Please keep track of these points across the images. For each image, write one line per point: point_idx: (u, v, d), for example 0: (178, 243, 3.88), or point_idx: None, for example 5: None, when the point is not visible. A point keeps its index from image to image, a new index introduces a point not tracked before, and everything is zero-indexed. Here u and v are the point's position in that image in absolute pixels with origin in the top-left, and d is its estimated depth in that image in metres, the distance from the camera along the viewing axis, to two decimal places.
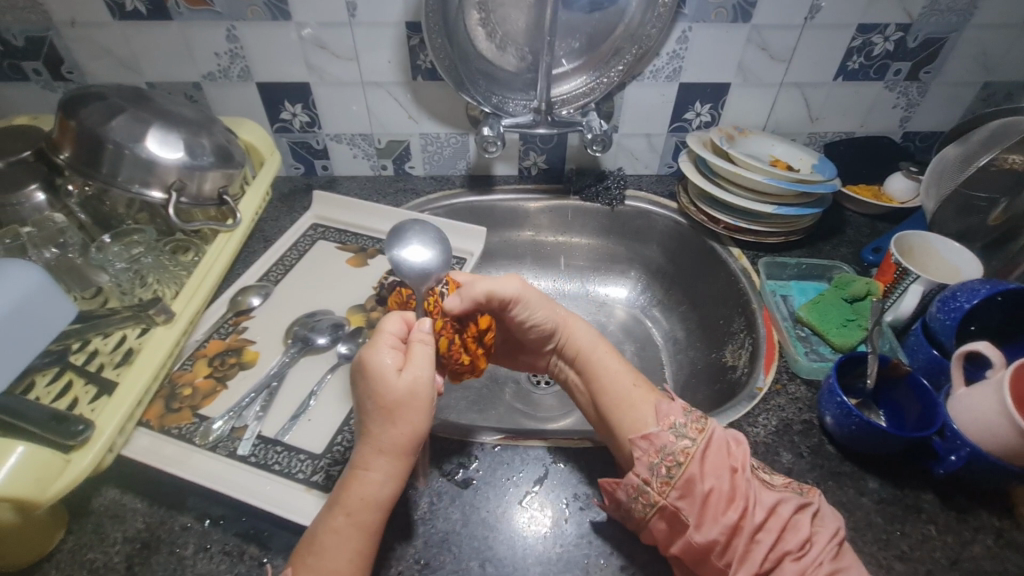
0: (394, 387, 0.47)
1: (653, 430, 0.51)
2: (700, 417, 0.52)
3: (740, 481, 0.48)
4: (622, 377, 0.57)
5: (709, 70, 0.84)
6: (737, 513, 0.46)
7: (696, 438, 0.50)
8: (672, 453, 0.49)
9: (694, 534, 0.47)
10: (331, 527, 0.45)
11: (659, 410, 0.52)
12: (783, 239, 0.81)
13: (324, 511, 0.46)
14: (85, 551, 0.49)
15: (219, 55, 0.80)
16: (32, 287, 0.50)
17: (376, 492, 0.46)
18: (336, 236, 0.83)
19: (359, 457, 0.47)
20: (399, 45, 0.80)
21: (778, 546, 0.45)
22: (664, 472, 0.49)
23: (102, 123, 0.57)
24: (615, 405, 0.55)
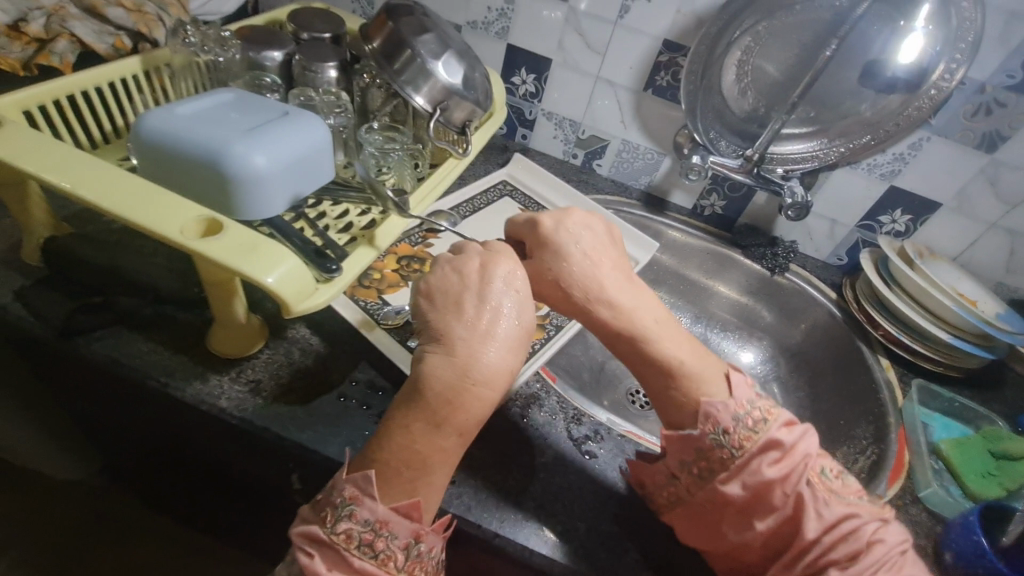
0: (508, 326, 0.47)
1: (693, 430, 0.50)
2: (756, 421, 0.49)
3: (794, 496, 0.46)
4: (667, 367, 0.51)
5: (927, 183, 0.84)
6: (783, 526, 0.47)
7: (739, 447, 0.48)
8: (708, 457, 0.49)
9: (731, 533, 0.48)
10: (429, 442, 0.44)
11: (708, 409, 0.49)
12: (940, 368, 0.79)
13: (405, 423, 0.45)
14: (275, 366, 0.57)
15: (490, 10, 0.89)
16: (321, 144, 0.58)
17: (480, 412, 0.45)
18: (520, 199, 0.90)
19: (450, 378, 0.45)
20: (647, 56, 0.85)
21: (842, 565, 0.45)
22: (697, 471, 0.50)
23: (414, 33, 0.66)
24: (670, 403, 0.52)
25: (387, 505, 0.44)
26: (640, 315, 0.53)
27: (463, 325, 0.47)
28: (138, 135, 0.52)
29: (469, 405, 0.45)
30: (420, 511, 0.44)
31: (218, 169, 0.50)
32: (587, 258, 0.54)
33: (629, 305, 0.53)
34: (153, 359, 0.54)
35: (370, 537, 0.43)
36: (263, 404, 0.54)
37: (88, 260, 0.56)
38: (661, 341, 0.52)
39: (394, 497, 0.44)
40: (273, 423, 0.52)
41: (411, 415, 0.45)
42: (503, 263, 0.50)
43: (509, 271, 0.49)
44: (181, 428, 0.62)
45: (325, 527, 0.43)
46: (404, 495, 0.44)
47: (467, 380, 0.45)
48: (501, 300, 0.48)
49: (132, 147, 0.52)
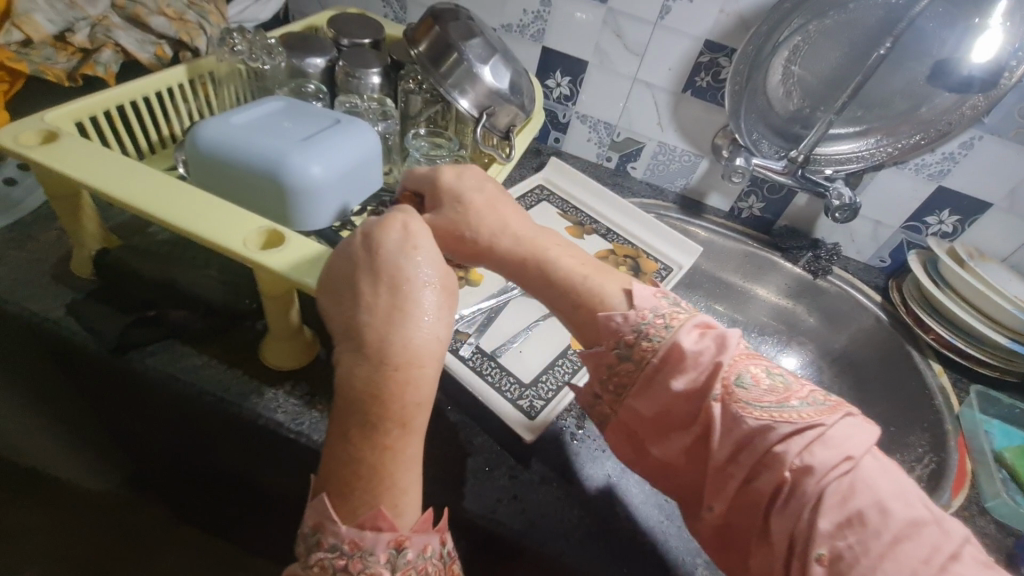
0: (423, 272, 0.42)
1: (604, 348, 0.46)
2: (665, 330, 0.44)
3: (716, 429, 0.41)
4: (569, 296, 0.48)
5: (978, 184, 0.82)
6: (734, 472, 0.40)
7: (646, 353, 0.44)
8: (625, 362, 0.45)
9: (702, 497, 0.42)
10: (370, 449, 0.37)
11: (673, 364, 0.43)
12: (995, 373, 0.76)
13: (336, 431, 0.39)
14: (331, 377, 0.55)
15: (526, 13, 0.88)
16: (371, 150, 0.57)
17: (423, 391, 0.39)
18: (559, 204, 0.89)
19: (364, 354, 0.39)
20: (688, 57, 0.84)
21: (792, 496, 0.37)
22: (611, 387, 0.46)
23: (461, 37, 0.65)
24: (580, 332, 0.48)
25: (353, 522, 0.37)
26: (544, 243, 0.51)
27: (371, 295, 0.41)
28: (194, 146, 0.51)
29: (404, 390, 0.39)
30: (390, 513, 0.37)
31: (277, 180, 0.50)
32: (490, 207, 0.52)
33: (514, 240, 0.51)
34: (208, 372, 0.53)
35: (344, 562, 0.36)
36: (321, 417, 0.53)
37: (142, 273, 0.56)
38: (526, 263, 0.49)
39: (354, 512, 0.37)
40: None
41: (336, 421, 0.39)
42: (397, 226, 0.44)
43: (399, 229, 0.44)
44: (224, 448, 0.60)
45: (302, 564, 0.38)
46: (363, 504, 0.37)
47: (386, 364, 0.38)
48: (394, 260, 0.42)
49: (186, 156, 0.52)
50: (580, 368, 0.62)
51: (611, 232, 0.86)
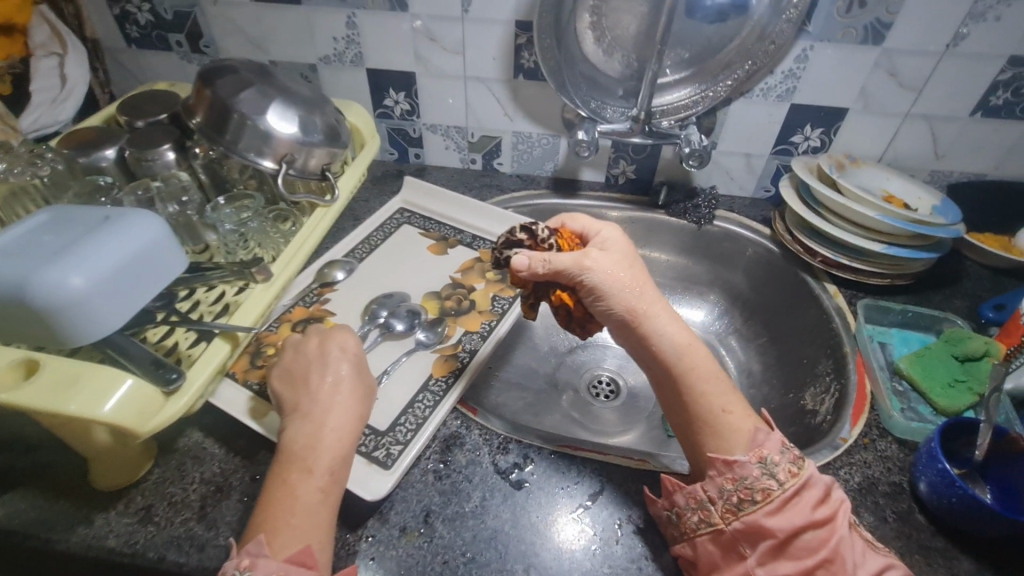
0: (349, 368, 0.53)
1: (740, 457, 0.48)
2: (797, 459, 0.48)
3: (831, 533, 0.45)
4: (709, 396, 0.51)
5: (827, 93, 0.79)
6: (819, 562, 0.44)
7: (787, 480, 0.47)
8: (751, 487, 0.47)
9: (755, 567, 0.46)
10: (307, 490, 0.46)
11: (755, 437, 0.49)
12: (887, 282, 0.75)
13: (280, 473, 0.47)
14: (166, 485, 0.53)
15: (337, 40, 0.85)
16: (156, 238, 0.54)
17: (334, 445, 0.48)
18: (421, 223, 0.86)
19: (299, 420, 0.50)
20: (506, 43, 0.81)
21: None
22: (734, 501, 0.47)
23: (232, 94, 0.63)
24: (711, 428, 0.50)
25: (281, 560, 0.43)
26: (646, 306, 0.55)
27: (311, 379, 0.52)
28: None
29: (336, 444, 0.49)
30: (315, 558, 0.44)
31: (29, 304, 0.47)
32: (636, 282, 0.55)
33: (668, 329, 0.54)
34: (30, 515, 0.51)
35: None
36: (157, 530, 0.50)
37: None
38: (709, 377, 0.52)
39: (285, 548, 0.43)
40: (170, 549, 0.49)
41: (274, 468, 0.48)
42: (339, 337, 0.55)
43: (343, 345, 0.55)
44: None
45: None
46: (295, 543, 0.44)
47: (321, 427, 0.49)
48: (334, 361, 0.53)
49: None
50: (441, 400, 0.60)
51: (478, 238, 0.83)
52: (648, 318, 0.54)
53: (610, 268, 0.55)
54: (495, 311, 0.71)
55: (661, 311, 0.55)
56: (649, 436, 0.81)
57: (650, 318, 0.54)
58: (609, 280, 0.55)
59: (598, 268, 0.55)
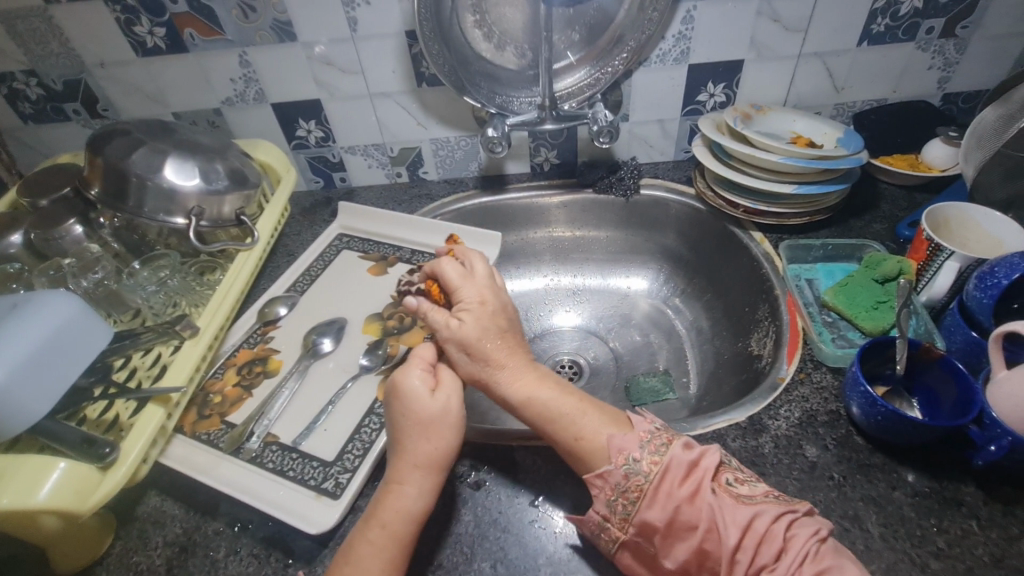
0: (428, 408, 0.51)
1: (607, 467, 0.48)
2: (658, 446, 0.48)
3: (700, 505, 0.45)
4: (569, 425, 0.50)
5: (720, 48, 0.81)
6: (701, 537, 0.44)
7: (651, 471, 0.47)
8: (626, 490, 0.47)
9: (664, 560, 0.46)
10: (363, 541, 0.47)
11: (612, 444, 0.49)
12: (807, 219, 0.77)
13: (356, 534, 0.48)
14: (130, 555, 0.53)
15: (234, 81, 0.84)
16: (72, 315, 0.54)
17: (411, 505, 0.48)
18: (359, 245, 0.86)
19: (395, 473, 0.50)
20: (401, 54, 0.81)
21: (750, 562, 0.43)
22: (621, 509, 0.47)
23: (124, 158, 0.62)
24: (572, 454, 0.50)
25: None
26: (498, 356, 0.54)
27: (411, 430, 0.50)
28: None
29: (387, 498, 0.49)
30: None
31: None
32: (485, 333, 0.54)
33: (512, 370, 0.54)
34: None
35: None
36: None
37: None
38: (564, 411, 0.51)
39: None
40: None
41: (358, 524, 0.49)
42: (412, 369, 0.53)
43: (418, 373, 0.52)
44: None
45: None
46: None
47: (392, 479, 0.50)
48: (402, 399, 0.52)
49: None
50: (388, 420, 0.61)
51: (416, 252, 0.83)
52: (494, 368, 0.54)
53: (466, 319, 0.55)
54: None
55: (510, 352, 0.54)
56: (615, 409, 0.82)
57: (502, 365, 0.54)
58: (468, 334, 0.54)
59: (467, 321, 0.55)
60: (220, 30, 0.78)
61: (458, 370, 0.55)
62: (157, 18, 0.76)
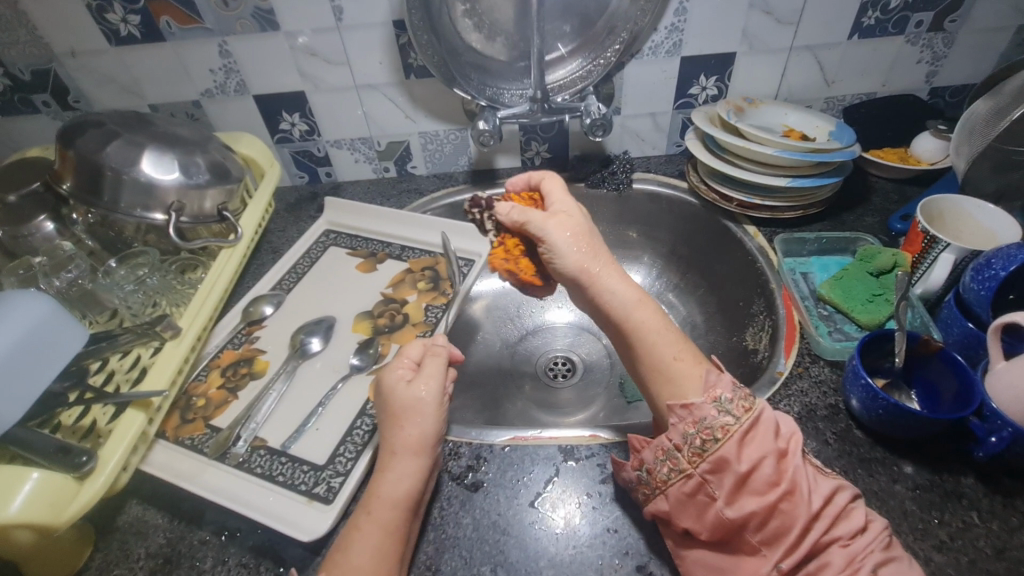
0: (402, 396, 0.50)
1: (697, 399, 0.49)
2: (749, 395, 0.48)
3: (788, 464, 0.45)
4: (667, 340, 0.53)
5: (713, 40, 0.80)
6: (780, 494, 0.44)
7: (741, 416, 0.47)
8: (711, 427, 0.47)
9: (725, 508, 0.45)
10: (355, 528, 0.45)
11: (707, 380, 0.50)
12: (800, 213, 0.77)
13: (355, 518, 0.46)
14: (111, 568, 0.51)
15: (214, 71, 0.81)
16: (44, 318, 0.51)
17: (393, 491, 0.47)
18: (347, 242, 0.83)
19: (381, 462, 0.49)
20: (389, 45, 0.79)
21: (827, 530, 0.44)
22: (698, 444, 0.47)
23: (98, 150, 0.59)
24: (664, 375, 0.52)
25: None
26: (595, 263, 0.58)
27: (387, 421, 0.51)
28: None
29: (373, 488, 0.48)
30: None
31: None
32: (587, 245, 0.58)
33: (616, 282, 0.57)
34: None
35: None
36: None
37: None
38: (657, 332, 0.54)
39: None
40: None
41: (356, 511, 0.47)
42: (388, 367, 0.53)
43: (396, 367, 0.53)
44: None
45: None
46: None
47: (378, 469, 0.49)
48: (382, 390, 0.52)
49: None
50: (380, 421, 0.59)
51: (406, 248, 0.81)
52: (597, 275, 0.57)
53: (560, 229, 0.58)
54: (429, 321, 0.70)
55: (612, 270, 0.58)
56: (610, 406, 0.81)
57: (614, 273, 0.58)
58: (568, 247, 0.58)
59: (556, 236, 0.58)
60: (198, 18, 0.75)
61: (443, 361, 0.54)
62: (131, 5, 0.73)
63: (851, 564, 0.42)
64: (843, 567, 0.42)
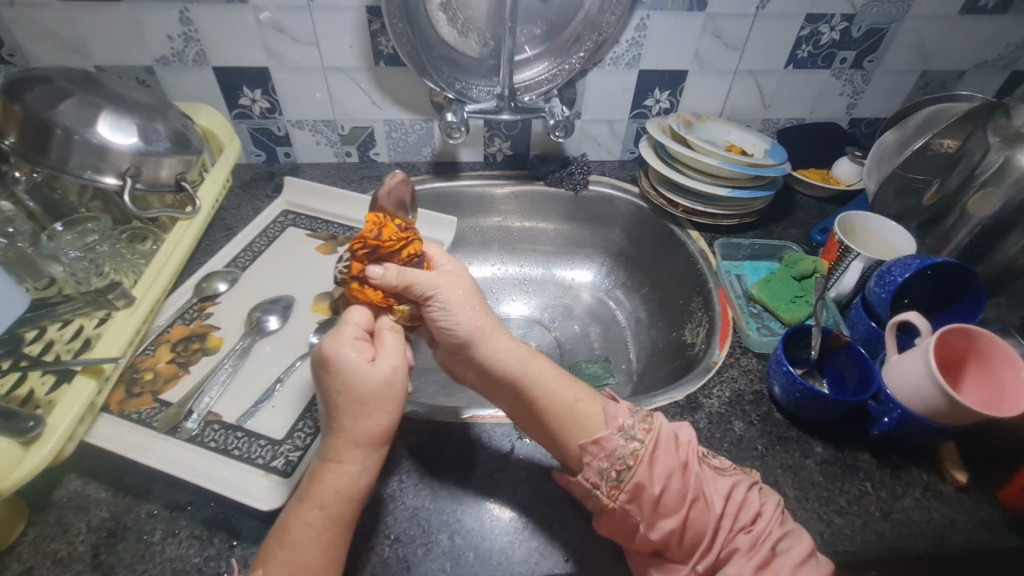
0: (371, 381, 0.47)
1: (603, 434, 0.49)
2: (646, 416, 0.51)
3: (691, 474, 0.49)
4: (561, 389, 0.52)
5: (667, 57, 0.86)
6: (690, 505, 0.47)
7: (645, 439, 0.49)
8: (622, 457, 0.48)
9: (647, 531, 0.47)
10: (297, 526, 0.45)
11: (607, 414, 0.51)
12: (737, 221, 0.85)
13: (292, 512, 0.46)
14: (48, 542, 0.48)
15: (172, 38, 0.78)
16: None
17: (349, 483, 0.46)
18: (306, 223, 0.83)
19: (334, 451, 0.47)
20: (360, 30, 0.79)
21: (734, 524, 0.48)
22: (614, 476, 0.48)
23: (49, 107, 0.56)
24: (563, 423, 0.50)
25: None
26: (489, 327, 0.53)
27: (343, 408, 0.47)
28: None
29: (325, 479, 0.46)
30: None
31: None
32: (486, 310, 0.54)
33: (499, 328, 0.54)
34: None
35: None
36: None
37: None
38: (553, 377, 0.52)
39: None
40: None
41: (291, 503, 0.47)
42: (344, 346, 0.48)
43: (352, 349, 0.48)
44: None
45: None
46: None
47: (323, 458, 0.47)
48: (342, 376, 0.47)
49: None
50: None
51: None
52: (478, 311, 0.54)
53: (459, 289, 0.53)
54: None
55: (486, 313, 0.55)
56: None
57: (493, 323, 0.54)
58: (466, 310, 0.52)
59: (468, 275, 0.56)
60: None
61: (399, 334, 0.51)
62: None
63: (756, 547, 0.47)
64: (749, 550, 0.47)
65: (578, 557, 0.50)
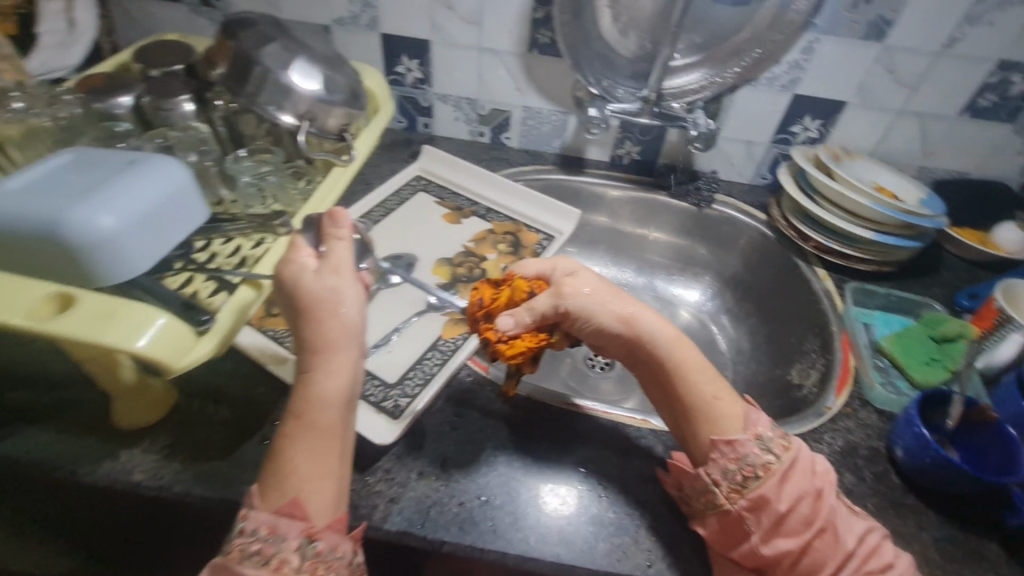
0: (308, 284, 0.46)
1: (738, 436, 0.49)
2: (787, 434, 0.50)
3: (823, 504, 0.47)
4: (704, 378, 0.52)
5: (829, 85, 0.82)
6: (814, 533, 0.46)
7: (781, 455, 0.48)
8: (753, 464, 0.48)
9: (760, 545, 0.47)
10: (299, 441, 0.44)
11: (748, 418, 0.51)
12: (873, 267, 0.80)
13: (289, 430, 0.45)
14: (189, 427, 0.54)
15: (353, 2, 0.84)
16: (177, 188, 0.54)
17: (331, 390, 0.45)
18: (436, 191, 0.87)
19: (304, 363, 0.47)
20: (523, 16, 0.82)
21: (859, 566, 0.45)
22: (739, 480, 0.48)
23: (257, 47, 0.63)
24: (705, 418, 0.51)
25: (272, 511, 0.43)
26: (641, 319, 0.54)
27: (299, 314, 0.47)
28: None
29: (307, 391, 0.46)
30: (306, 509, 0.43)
31: (59, 239, 0.46)
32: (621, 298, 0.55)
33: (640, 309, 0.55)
34: (50, 449, 0.51)
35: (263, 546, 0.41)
36: (182, 467, 0.51)
37: None
38: (699, 368, 0.52)
39: (276, 501, 0.43)
40: (196, 485, 0.50)
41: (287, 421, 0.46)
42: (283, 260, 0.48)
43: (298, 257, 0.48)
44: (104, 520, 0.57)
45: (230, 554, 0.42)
46: (287, 495, 0.43)
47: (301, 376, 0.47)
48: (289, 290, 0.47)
49: None
50: (449, 358, 0.62)
51: (490, 211, 0.84)
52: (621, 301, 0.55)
53: (590, 296, 0.54)
54: None
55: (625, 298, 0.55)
56: (644, 406, 0.83)
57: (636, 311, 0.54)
58: (603, 312, 0.53)
59: (588, 271, 0.57)
60: None
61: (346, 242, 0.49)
62: None
63: None
64: None
65: (661, 566, 0.49)
